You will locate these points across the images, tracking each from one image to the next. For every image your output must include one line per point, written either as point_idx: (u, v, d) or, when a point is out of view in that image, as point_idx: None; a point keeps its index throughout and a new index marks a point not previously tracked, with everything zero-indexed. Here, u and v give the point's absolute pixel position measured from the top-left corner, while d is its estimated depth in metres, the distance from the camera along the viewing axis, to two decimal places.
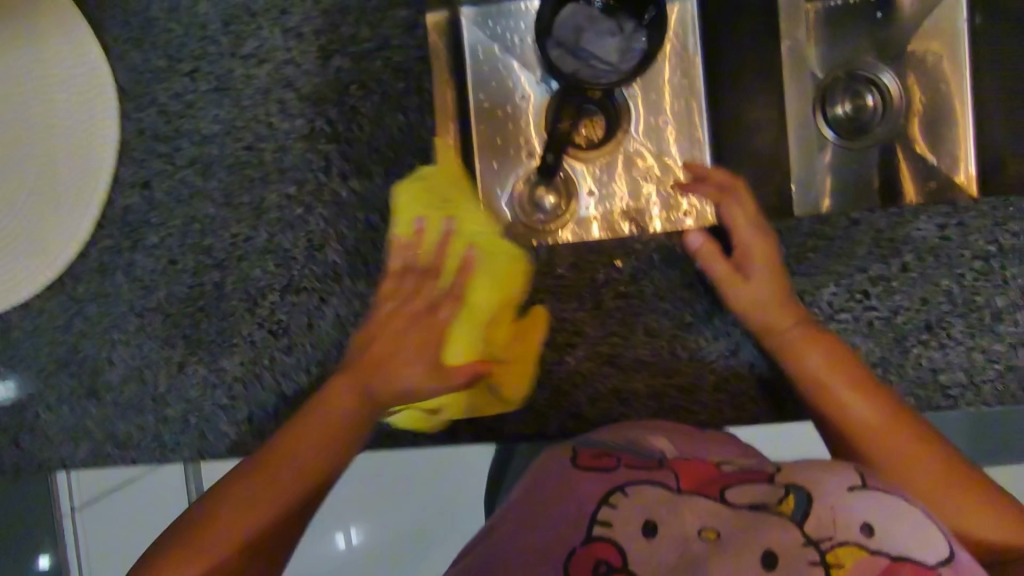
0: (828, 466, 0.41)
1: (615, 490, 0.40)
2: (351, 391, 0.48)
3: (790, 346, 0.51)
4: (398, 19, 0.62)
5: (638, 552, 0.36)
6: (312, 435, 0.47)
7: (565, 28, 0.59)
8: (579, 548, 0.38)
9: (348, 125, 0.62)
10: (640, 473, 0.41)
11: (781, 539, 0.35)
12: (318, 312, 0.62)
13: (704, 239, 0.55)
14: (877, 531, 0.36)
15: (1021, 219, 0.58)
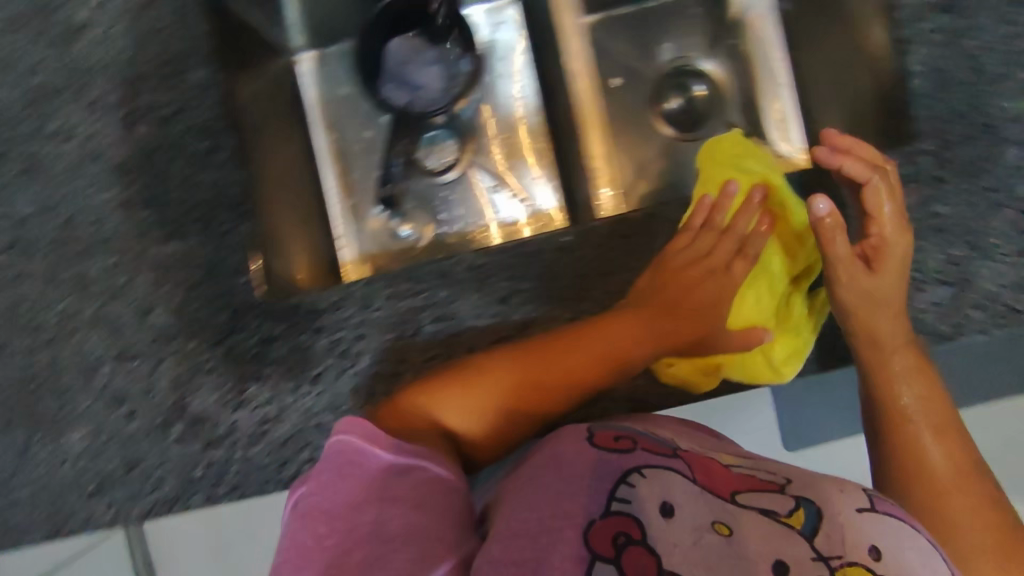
0: (837, 482, 0.41)
1: (632, 471, 0.39)
2: (628, 329, 0.52)
3: (896, 359, 0.50)
4: (197, 79, 0.62)
5: (657, 526, 0.36)
6: (564, 363, 0.49)
7: (394, 63, 0.73)
8: (598, 519, 0.36)
9: (158, 190, 0.62)
10: (656, 459, 0.40)
11: (798, 554, 0.35)
12: (154, 375, 0.63)
13: (832, 208, 0.49)
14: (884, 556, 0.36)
15: None
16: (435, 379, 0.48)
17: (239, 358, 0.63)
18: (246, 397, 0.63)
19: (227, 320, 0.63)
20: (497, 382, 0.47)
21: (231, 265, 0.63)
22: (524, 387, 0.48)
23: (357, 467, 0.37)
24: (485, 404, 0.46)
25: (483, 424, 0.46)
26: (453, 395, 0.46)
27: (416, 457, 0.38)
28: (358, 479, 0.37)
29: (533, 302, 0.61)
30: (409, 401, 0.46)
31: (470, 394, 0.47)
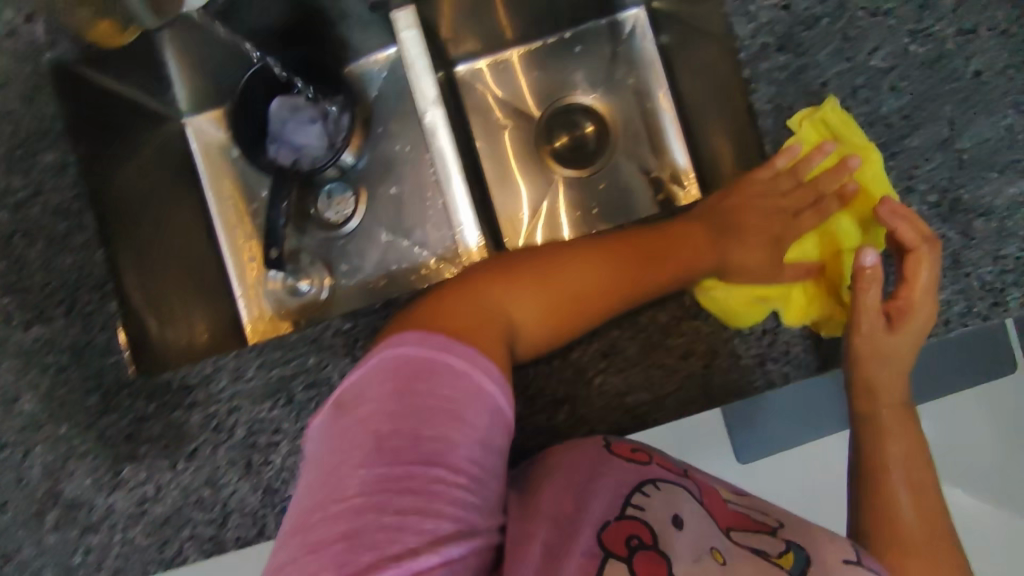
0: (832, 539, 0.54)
1: (648, 482, 0.52)
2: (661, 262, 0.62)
3: (883, 420, 0.65)
4: (47, 161, 0.63)
5: (666, 531, 0.48)
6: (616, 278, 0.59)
7: (275, 124, 0.79)
8: (614, 521, 0.48)
9: (17, 275, 0.62)
10: (668, 474, 0.54)
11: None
12: (26, 464, 0.62)
13: (875, 262, 0.60)
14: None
15: None
16: (471, 286, 0.55)
17: (111, 441, 0.61)
18: (121, 479, 0.61)
19: (97, 402, 0.62)
20: (535, 295, 0.56)
21: (97, 346, 0.62)
22: (548, 301, 0.56)
23: (424, 370, 0.46)
24: (528, 314, 0.55)
25: (526, 325, 0.55)
26: (464, 303, 0.53)
27: (475, 376, 0.46)
28: (420, 386, 0.45)
29: None
30: (434, 311, 0.51)
31: (499, 304, 0.55)
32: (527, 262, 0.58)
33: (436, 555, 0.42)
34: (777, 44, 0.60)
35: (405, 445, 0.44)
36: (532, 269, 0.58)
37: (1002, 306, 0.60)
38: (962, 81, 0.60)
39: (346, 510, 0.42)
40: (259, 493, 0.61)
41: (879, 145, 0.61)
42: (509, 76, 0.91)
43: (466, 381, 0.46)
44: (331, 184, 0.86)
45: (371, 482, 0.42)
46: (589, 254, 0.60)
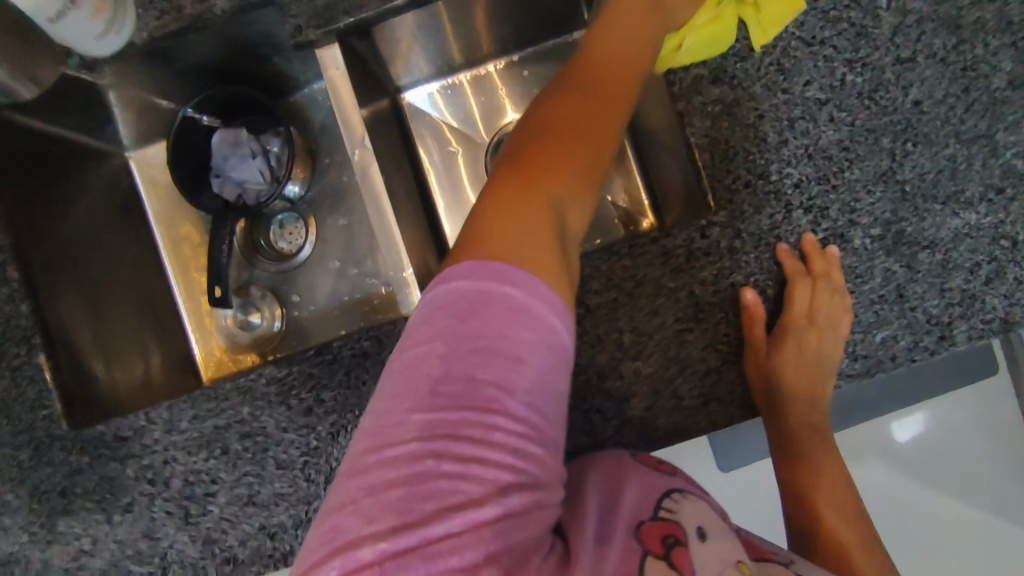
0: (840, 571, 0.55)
1: (676, 490, 0.49)
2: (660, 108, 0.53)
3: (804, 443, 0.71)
4: None
5: (697, 539, 0.45)
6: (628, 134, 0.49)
7: (215, 159, 0.79)
8: (650, 520, 0.45)
9: None
10: (692, 487, 0.52)
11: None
12: None
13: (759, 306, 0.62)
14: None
15: (598, 276, 0.60)
16: (498, 198, 0.43)
17: (46, 495, 0.61)
18: (58, 534, 0.61)
19: (30, 456, 0.61)
20: (566, 182, 0.44)
21: (28, 399, 0.61)
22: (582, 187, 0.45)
23: (477, 304, 0.38)
24: (570, 206, 0.45)
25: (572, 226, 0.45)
26: (506, 202, 0.42)
27: (530, 289, 0.39)
28: (468, 316, 0.38)
29: (340, 411, 0.60)
30: (488, 225, 0.41)
31: (543, 197, 0.43)
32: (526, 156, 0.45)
33: (495, 509, 0.36)
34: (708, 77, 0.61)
35: (464, 380, 0.37)
36: (544, 152, 0.45)
37: (948, 339, 0.59)
38: (898, 112, 0.60)
39: (401, 461, 0.36)
40: (198, 544, 0.60)
41: (820, 177, 0.60)
42: (460, 99, 0.89)
43: (522, 300, 0.38)
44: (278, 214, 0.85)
45: (427, 426, 0.36)
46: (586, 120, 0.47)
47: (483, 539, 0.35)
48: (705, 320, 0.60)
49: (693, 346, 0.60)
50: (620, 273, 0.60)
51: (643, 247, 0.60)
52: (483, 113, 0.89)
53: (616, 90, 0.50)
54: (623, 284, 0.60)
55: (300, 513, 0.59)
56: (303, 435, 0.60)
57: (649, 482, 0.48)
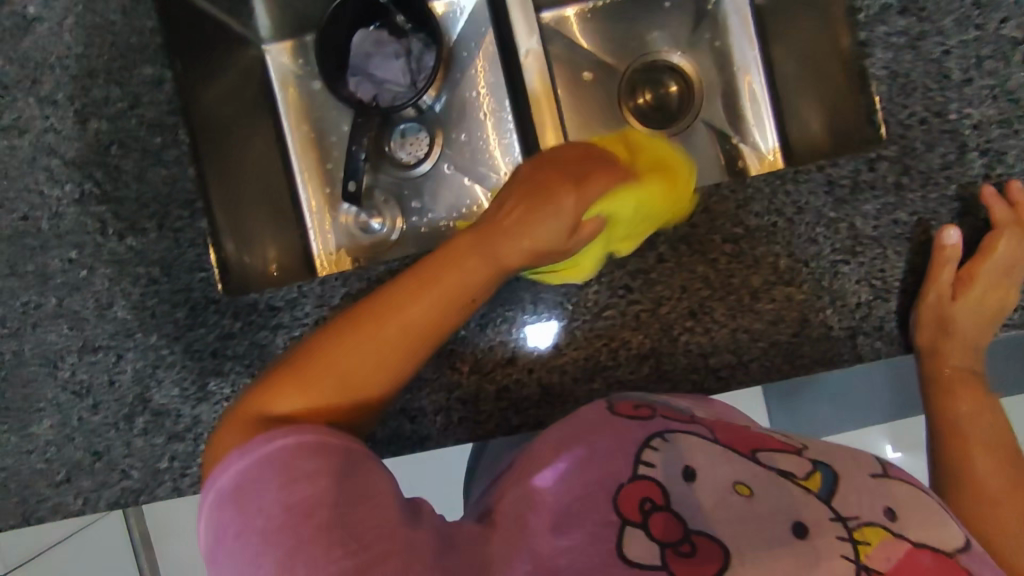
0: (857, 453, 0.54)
1: (655, 436, 0.50)
2: (418, 315, 0.46)
3: (962, 401, 0.66)
4: (144, 75, 0.62)
5: (677, 489, 0.48)
6: (372, 349, 0.45)
7: (357, 56, 0.78)
8: (627, 484, 0.48)
9: (115, 184, 0.62)
10: (674, 423, 0.51)
11: (818, 517, 0.47)
12: (117, 368, 0.64)
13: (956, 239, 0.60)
14: (898, 517, 0.48)
15: (761, 199, 0.60)
16: (282, 386, 0.45)
17: (199, 354, 0.63)
18: (207, 392, 0.63)
19: (186, 316, 0.63)
20: (389, 333, 0.46)
21: (188, 261, 0.63)
22: (397, 356, 0.46)
23: (256, 479, 0.40)
24: (373, 366, 0.46)
25: (371, 381, 0.46)
26: (285, 394, 0.44)
27: (306, 452, 0.40)
28: (263, 492, 0.39)
29: (491, 304, 0.61)
30: (274, 409, 0.44)
31: (296, 408, 0.44)
32: (333, 346, 0.46)
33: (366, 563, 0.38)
34: (898, 4, 0.59)
35: (289, 548, 0.38)
36: (382, 308, 0.46)
37: None
38: None
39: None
40: None
41: (1003, 120, 0.59)
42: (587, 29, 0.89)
43: (311, 468, 0.40)
44: (402, 123, 0.85)
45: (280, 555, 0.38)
46: (459, 256, 0.48)
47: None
48: (863, 255, 0.60)
49: (847, 279, 0.60)
50: (783, 198, 0.60)
51: (808, 175, 0.60)
52: (620, 39, 0.89)
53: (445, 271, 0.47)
54: (785, 209, 0.60)
55: (444, 399, 0.61)
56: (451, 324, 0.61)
57: (625, 437, 0.50)
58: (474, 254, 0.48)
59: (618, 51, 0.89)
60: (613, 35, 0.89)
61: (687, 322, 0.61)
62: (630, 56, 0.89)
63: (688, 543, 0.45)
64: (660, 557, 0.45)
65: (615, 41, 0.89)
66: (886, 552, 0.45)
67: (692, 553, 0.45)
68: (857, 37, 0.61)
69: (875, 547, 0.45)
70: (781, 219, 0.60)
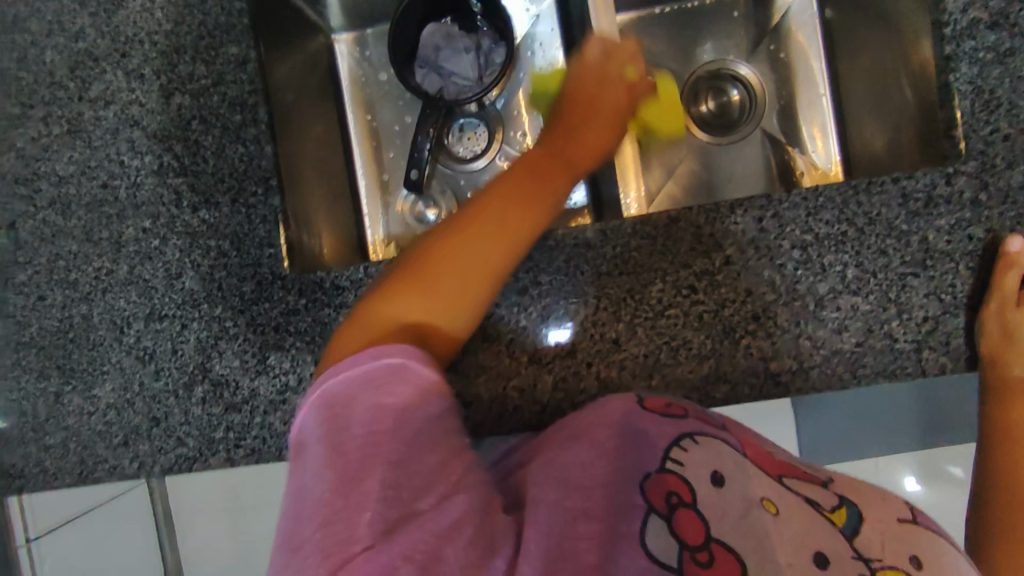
0: (883, 498, 0.55)
1: (686, 437, 0.51)
2: (507, 208, 0.55)
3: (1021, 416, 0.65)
4: (230, 54, 0.64)
5: (704, 488, 0.49)
6: (472, 244, 0.53)
7: (427, 48, 0.80)
8: (651, 478, 0.49)
9: (193, 159, 0.64)
10: (708, 429, 0.53)
11: (837, 549, 0.47)
12: (181, 338, 0.65)
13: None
14: (920, 565, 0.49)
15: (832, 207, 0.61)
16: (393, 291, 0.52)
17: (262, 327, 0.64)
18: (267, 365, 0.64)
19: (252, 289, 0.64)
20: (467, 246, 0.53)
21: (259, 236, 0.64)
22: (491, 262, 0.53)
23: (364, 382, 0.45)
24: (458, 283, 0.52)
25: (465, 279, 0.53)
26: (400, 299, 0.51)
27: (409, 376, 0.46)
28: (374, 391, 0.45)
29: (553, 296, 0.62)
30: (389, 310, 0.51)
31: (412, 305, 0.51)
32: (432, 249, 0.53)
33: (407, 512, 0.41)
34: (988, 20, 0.59)
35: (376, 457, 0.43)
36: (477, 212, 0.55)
37: None
38: None
39: (316, 513, 0.41)
40: None
41: None
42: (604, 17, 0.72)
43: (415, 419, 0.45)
44: (462, 118, 0.87)
45: (343, 475, 0.42)
46: (534, 171, 0.59)
47: (393, 540, 0.40)
48: (933, 269, 0.60)
49: (915, 292, 0.60)
50: (854, 207, 0.60)
51: (882, 187, 0.60)
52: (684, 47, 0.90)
53: (523, 189, 0.57)
54: (856, 219, 0.60)
55: (502, 386, 0.62)
56: (513, 313, 0.62)
57: (661, 436, 0.51)
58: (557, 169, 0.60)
59: (683, 58, 0.90)
60: (679, 41, 0.90)
61: (748, 325, 0.61)
62: (696, 63, 0.90)
63: (706, 552, 0.46)
64: (677, 557, 0.45)
65: (681, 46, 0.90)
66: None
67: (710, 563, 0.45)
68: (942, 51, 0.61)
69: None
70: (850, 230, 0.61)
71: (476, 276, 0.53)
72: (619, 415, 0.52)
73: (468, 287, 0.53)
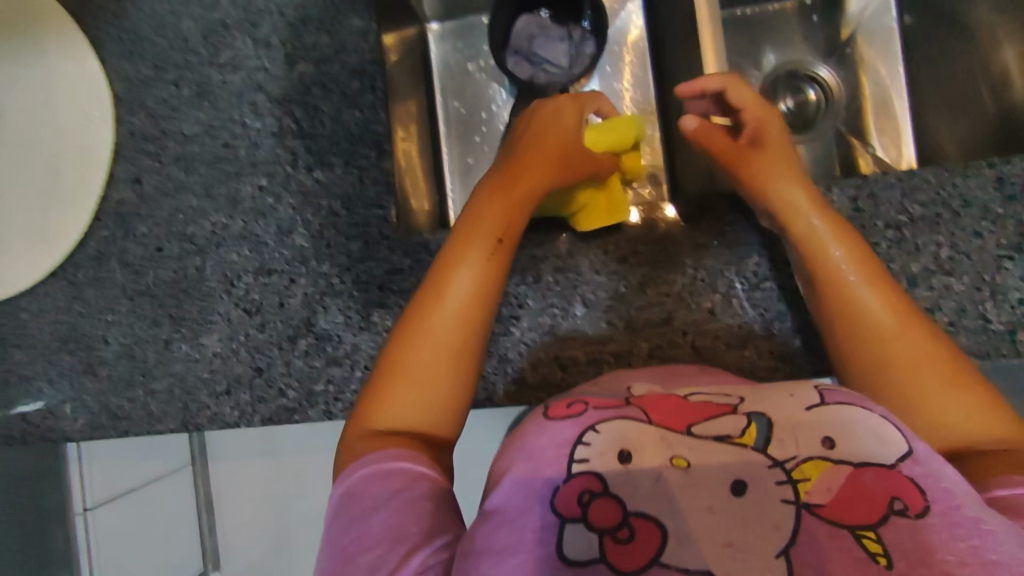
0: (786, 386, 0.43)
1: (587, 430, 0.41)
2: (463, 284, 0.52)
3: None
4: (352, 26, 0.68)
5: (615, 475, 0.38)
6: (428, 341, 0.51)
7: (521, 38, 0.84)
8: (563, 484, 0.39)
9: (311, 122, 0.68)
10: (608, 413, 0.42)
11: (754, 468, 0.37)
12: (288, 292, 0.68)
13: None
14: (836, 443, 0.38)
15: (927, 189, 0.62)
16: (367, 408, 0.50)
17: (367, 285, 0.67)
18: (370, 322, 0.66)
19: (360, 248, 0.67)
20: (435, 339, 0.51)
21: (369, 197, 0.67)
22: (454, 348, 0.51)
23: (348, 501, 0.45)
24: (430, 375, 0.50)
25: (438, 373, 0.50)
26: (374, 419, 0.49)
27: (383, 470, 0.46)
28: (355, 502, 0.45)
29: (651, 266, 0.64)
30: (365, 435, 0.49)
31: (386, 417, 0.49)
32: (393, 357, 0.51)
33: None
34: None
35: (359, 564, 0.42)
36: (428, 297, 0.52)
37: None
38: None
39: None
40: (493, 361, 0.65)
41: None
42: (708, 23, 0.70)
43: (383, 511, 0.43)
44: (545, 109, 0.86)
45: None
46: (482, 221, 0.55)
47: None
48: None
49: (1010, 275, 0.61)
50: (949, 190, 0.62)
51: (979, 171, 0.62)
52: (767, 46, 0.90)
53: (468, 252, 0.53)
54: (951, 202, 0.62)
55: (599, 350, 0.64)
56: (612, 281, 0.64)
57: (556, 437, 0.41)
58: (500, 209, 0.56)
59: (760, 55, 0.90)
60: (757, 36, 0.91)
61: None
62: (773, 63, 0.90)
63: (626, 529, 0.36)
64: (598, 547, 0.37)
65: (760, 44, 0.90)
66: (828, 484, 0.36)
67: (632, 540, 0.36)
68: None
69: (818, 485, 0.36)
70: (945, 213, 0.62)
71: (442, 367, 0.50)
72: (534, 439, 0.41)
73: (438, 379, 0.50)
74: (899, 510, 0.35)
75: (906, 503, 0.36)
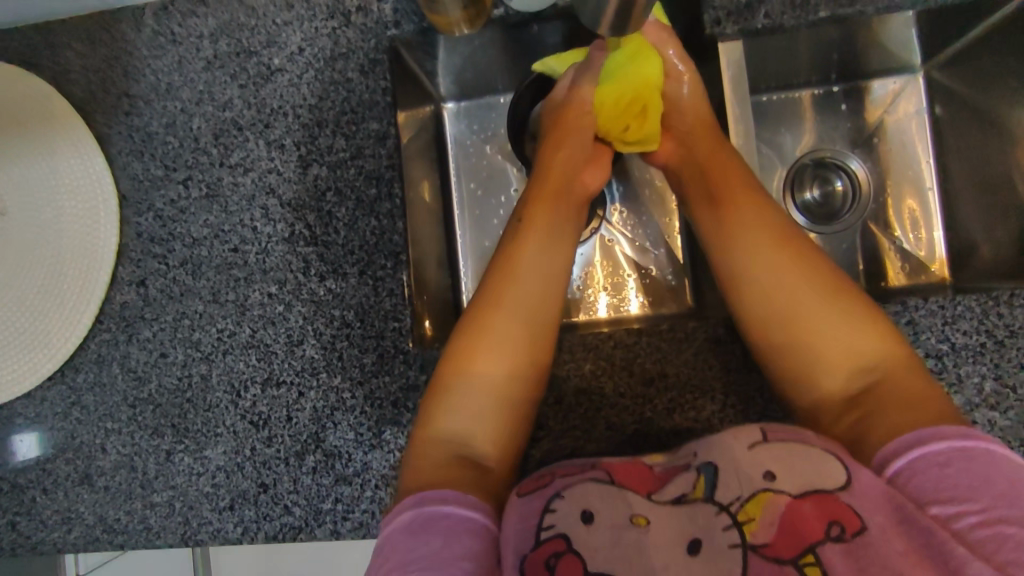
0: (735, 429, 0.45)
1: (553, 497, 0.43)
2: (527, 282, 0.52)
3: None
4: (370, 129, 0.65)
5: (579, 534, 0.40)
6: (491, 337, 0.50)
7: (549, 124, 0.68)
8: (531, 553, 0.40)
9: (325, 228, 0.65)
10: (573, 477, 0.44)
11: (704, 527, 0.40)
12: (297, 406, 0.65)
13: None
14: (776, 475, 0.41)
15: (970, 317, 0.59)
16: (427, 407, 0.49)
17: (379, 402, 0.63)
18: (382, 440, 0.63)
19: (372, 362, 0.64)
20: (495, 336, 0.50)
21: (384, 309, 0.64)
22: (519, 342, 0.50)
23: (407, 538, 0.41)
24: (496, 365, 0.49)
25: (503, 362, 0.50)
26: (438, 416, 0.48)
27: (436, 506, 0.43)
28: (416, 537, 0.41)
29: (679, 389, 0.61)
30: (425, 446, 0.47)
31: (450, 413, 0.48)
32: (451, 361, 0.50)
33: None
34: None
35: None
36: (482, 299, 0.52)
37: None
38: None
39: None
40: None
41: None
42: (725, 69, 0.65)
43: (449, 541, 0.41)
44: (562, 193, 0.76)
45: None
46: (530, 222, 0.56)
47: None
48: None
49: None
50: (994, 319, 0.59)
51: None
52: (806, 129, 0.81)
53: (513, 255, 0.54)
54: (997, 331, 0.59)
55: None
56: (637, 405, 0.62)
57: (524, 512, 0.42)
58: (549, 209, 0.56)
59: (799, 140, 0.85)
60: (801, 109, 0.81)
61: None
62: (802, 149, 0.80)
63: None
64: None
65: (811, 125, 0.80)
66: (772, 520, 0.39)
67: None
68: None
69: (760, 526, 0.39)
70: (985, 341, 0.59)
71: (509, 359, 0.50)
72: (508, 523, 0.42)
73: (506, 372, 0.50)
74: (837, 536, 0.38)
75: (843, 525, 0.38)
